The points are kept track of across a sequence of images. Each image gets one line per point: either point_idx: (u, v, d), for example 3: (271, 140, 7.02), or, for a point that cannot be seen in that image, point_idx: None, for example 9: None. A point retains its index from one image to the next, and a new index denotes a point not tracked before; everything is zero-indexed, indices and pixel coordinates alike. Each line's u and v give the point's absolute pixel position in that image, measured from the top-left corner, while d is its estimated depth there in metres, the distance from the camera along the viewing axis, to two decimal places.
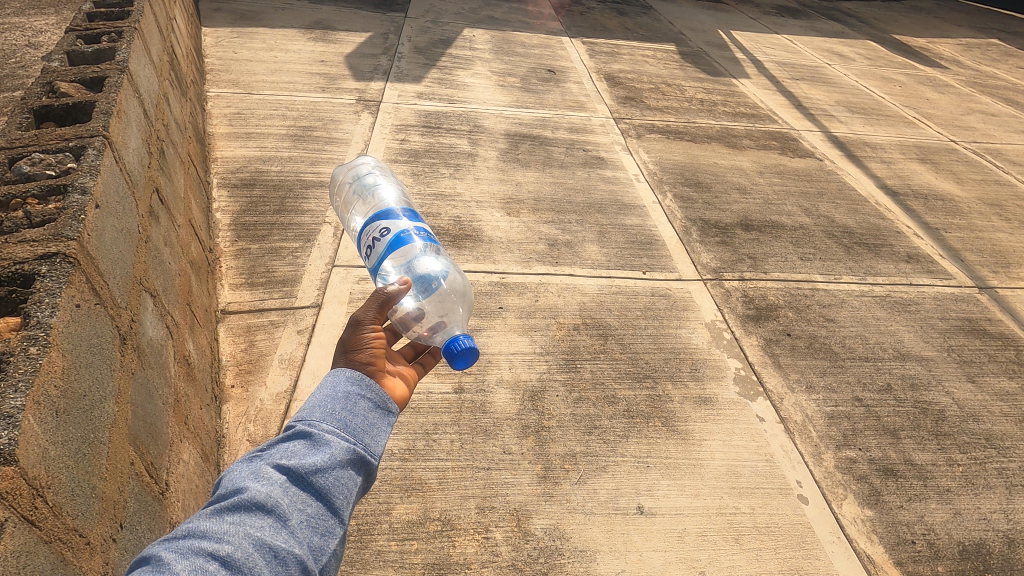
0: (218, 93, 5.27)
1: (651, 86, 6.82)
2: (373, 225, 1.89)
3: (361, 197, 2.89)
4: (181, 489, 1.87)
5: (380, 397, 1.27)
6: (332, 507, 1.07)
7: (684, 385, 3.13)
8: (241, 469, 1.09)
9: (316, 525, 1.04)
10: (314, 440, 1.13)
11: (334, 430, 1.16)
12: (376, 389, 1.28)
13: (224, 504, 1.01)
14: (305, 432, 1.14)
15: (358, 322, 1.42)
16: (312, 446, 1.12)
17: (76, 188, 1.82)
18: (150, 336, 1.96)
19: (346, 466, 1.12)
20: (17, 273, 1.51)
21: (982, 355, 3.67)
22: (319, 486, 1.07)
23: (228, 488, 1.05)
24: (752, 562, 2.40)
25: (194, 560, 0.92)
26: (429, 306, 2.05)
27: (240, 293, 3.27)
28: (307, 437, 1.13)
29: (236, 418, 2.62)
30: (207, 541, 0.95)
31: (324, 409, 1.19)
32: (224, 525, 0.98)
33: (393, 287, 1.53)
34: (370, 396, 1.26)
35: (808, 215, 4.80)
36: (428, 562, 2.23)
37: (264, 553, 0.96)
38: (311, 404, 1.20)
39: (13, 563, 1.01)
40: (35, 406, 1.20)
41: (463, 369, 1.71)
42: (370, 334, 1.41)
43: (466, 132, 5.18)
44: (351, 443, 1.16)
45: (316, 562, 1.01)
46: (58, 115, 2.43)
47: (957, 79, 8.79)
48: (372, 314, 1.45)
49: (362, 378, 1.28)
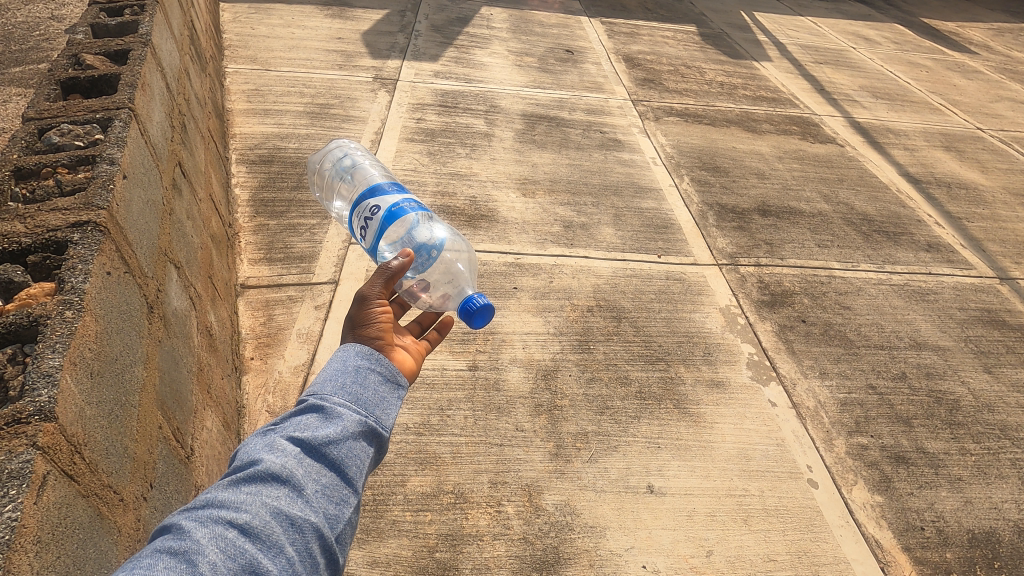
0: (236, 69, 5.27)
1: (671, 67, 6.72)
2: (362, 205, 1.85)
3: (343, 180, 2.83)
4: (205, 454, 1.93)
5: (390, 371, 1.28)
6: (346, 478, 1.09)
7: (697, 368, 3.14)
8: (256, 441, 1.10)
9: (330, 495, 1.06)
10: (326, 413, 1.14)
11: (345, 404, 1.17)
12: (386, 363, 1.28)
13: (240, 475, 1.02)
14: (317, 406, 1.15)
15: (365, 298, 1.40)
16: (325, 419, 1.13)
17: (105, 159, 1.86)
18: (175, 306, 2.00)
19: (358, 437, 1.14)
20: (52, 240, 1.56)
21: (1000, 346, 3.63)
22: (332, 457, 1.09)
23: (243, 460, 1.06)
24: (760, 543, 2.42)
25: (213, 529, 0.94)
26: (434, 274, 2.04)
27: (258, 268, 3.31)
28: (319, 411, 1.15)
29: (255, 389, 2.68)
30: (226, 510, 0.97)
31: (334, 384, 1.19)
32: (241, 495, 1.00)
33: (399, 261, 1.51)
34: (380, 370, 1.26)
35: (827, 202, 4.73)
36: (441, 533, 2.28)
37: (282, 521, 0.98)
38: (322, 378, 1.21)
39: (55, 513, 1.06)
40: (72, 366, 1.25)
41: (481, 328, 1.75)
42: (378, 309, 1.40)
43: (482, 112, 5.15)
44: (362, 416, 1.17)
45: (332, 531, 1.04)
46: (84, 87, 2.46)
47: (986, 65, 8.55)
48: (378, 289, 1.44)
49: (371, 353, 1.29)
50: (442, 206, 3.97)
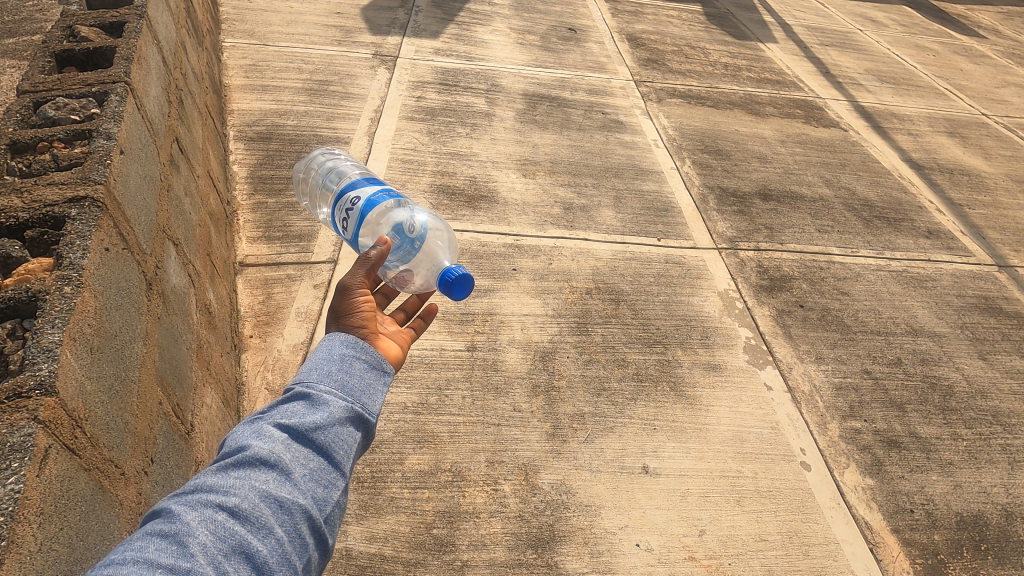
0: (234, 43, 5.19)
1: (674, 48, 6.63)
2: (342, 199, 1.83)
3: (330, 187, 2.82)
4: (205, 430, 1.94)
5: (375, 358, 1.28)
6: (334, 462, 1.10)
7: (694, 352, 3.15)
8: (244, 429, 1.11)
9: (318, 478, 1.07)
10: (313, 400, 1.14)
11: (332, 390, 1.17)
12: (371, 351, 1.29)
13: (228, 461, 1.03)
14: (304, 393, 1.15)
15: (347, 287, 1.40)
16: (311, 406, 1.14)
17: (101, 133, 1.84)
18: (173, 283, 2.00)
19: (345, 422, 1.14)
20: (49, 216, 1.55)
21: (995, 334, 3.65)
22: (319, 442, 1.10)
23: (231, 446, 1.07)
24: (752, 523, 2.46)
25: (203, 511, 0.95)
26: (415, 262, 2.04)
27: (257, 247, 3.30)
28: (306, 398, 1.15)
29: (254, 366, 2.69)
30: (215, 494, 0.98)
31: (321, 371, 1.20)
32: (230, 479, 1.01)
33: (380, 248, 1.49)
34: (365, 357, 1.26)
35: (829, 186, 4.72)
36: (439, 509, 2.32)
37: (270, 503, 0.99)
38: (308, 366, 1.21)
39: (56, 486, 1.07)
40: (72, 342, 1.26)
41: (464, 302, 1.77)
42: (360, 299, 1.40)
43: (483, 91, 5.09)
44: (349, 402, 1.17)
45: (321, 513, 1.05)
46: (79, 60, 2.42)
47: (994, 49, 8.45)
48: (360, 277, 1.43)
49: (356, 341, 1.28)
50: (441, 186, 3.96)
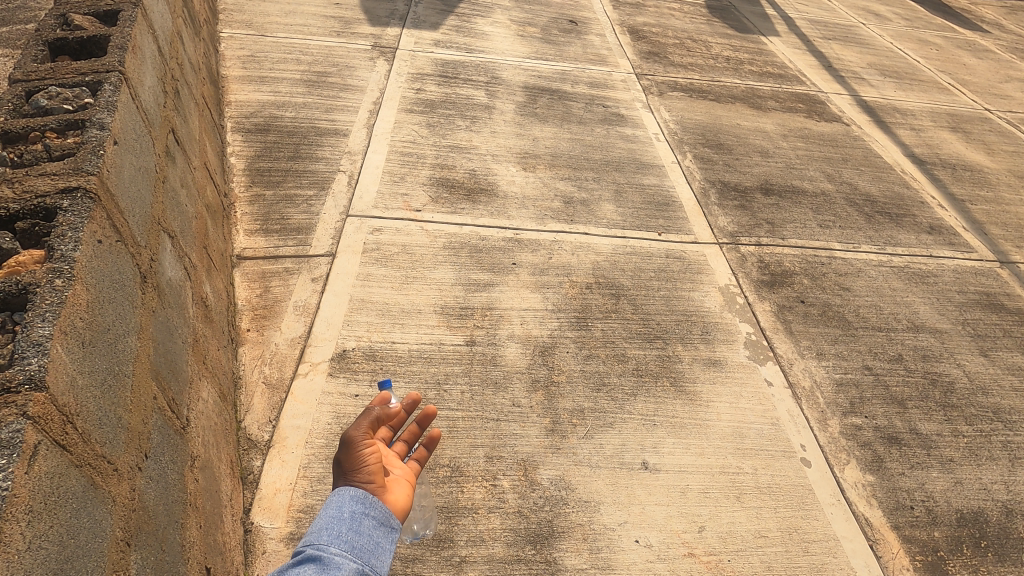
0: (232, 34, 5.13)
1: (676, 41, 6.58)
2: None
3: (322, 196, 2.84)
4: (201, 425, 1.92)
5: (384, 515, 1.27)
6: None
7: (695, 347, 3.14)
8: None
9: None
10: (324, 562, 1.11)
11: (342, 552, 1.14)
12: (379, 507, 1.28)
13: None
14: (314, 556, 1.12)
15: (351, 441, 1.41)
16: (322, 569, 1.10)
17: (94, 124, 1.81)
18: (169, 276, 1.97)
19: None
20: (40, 207, 1.53)
21: (997, 330, 3.63)
22: None
23: None
24: (751, 520, 2.45)
25: None
26: None
27: (254, 240, 3.27)
28: (316, 560, 1.12)
29: (252, 360, 2.67)
30: None
31: (331, 534, 1.17)
32: None
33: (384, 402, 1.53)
34: (374, 515, 1.26)
35: (830, 181, 4.69)
36: (437, 505, 2.30)
37: None
38: (317, 529, 1.19)
39: (46, 483, 1.05)
40: (62, 336, 1.23)
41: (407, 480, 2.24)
42: (366, 451, 1.41)
43: (483, 83, 5.05)
44: (359, 564, 1.14)
45: None
46: (73, 49, 2.38)
47: (998, 44, 8.40)
48: (363, 429, 1.45)
49: (365, 497, 1.28)
50: (441, 179, 3.92)
